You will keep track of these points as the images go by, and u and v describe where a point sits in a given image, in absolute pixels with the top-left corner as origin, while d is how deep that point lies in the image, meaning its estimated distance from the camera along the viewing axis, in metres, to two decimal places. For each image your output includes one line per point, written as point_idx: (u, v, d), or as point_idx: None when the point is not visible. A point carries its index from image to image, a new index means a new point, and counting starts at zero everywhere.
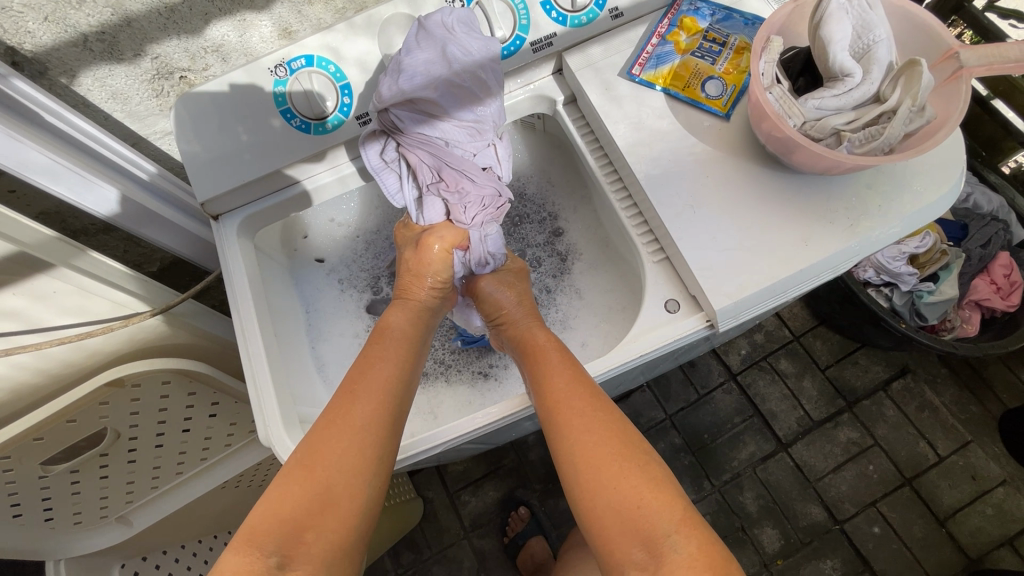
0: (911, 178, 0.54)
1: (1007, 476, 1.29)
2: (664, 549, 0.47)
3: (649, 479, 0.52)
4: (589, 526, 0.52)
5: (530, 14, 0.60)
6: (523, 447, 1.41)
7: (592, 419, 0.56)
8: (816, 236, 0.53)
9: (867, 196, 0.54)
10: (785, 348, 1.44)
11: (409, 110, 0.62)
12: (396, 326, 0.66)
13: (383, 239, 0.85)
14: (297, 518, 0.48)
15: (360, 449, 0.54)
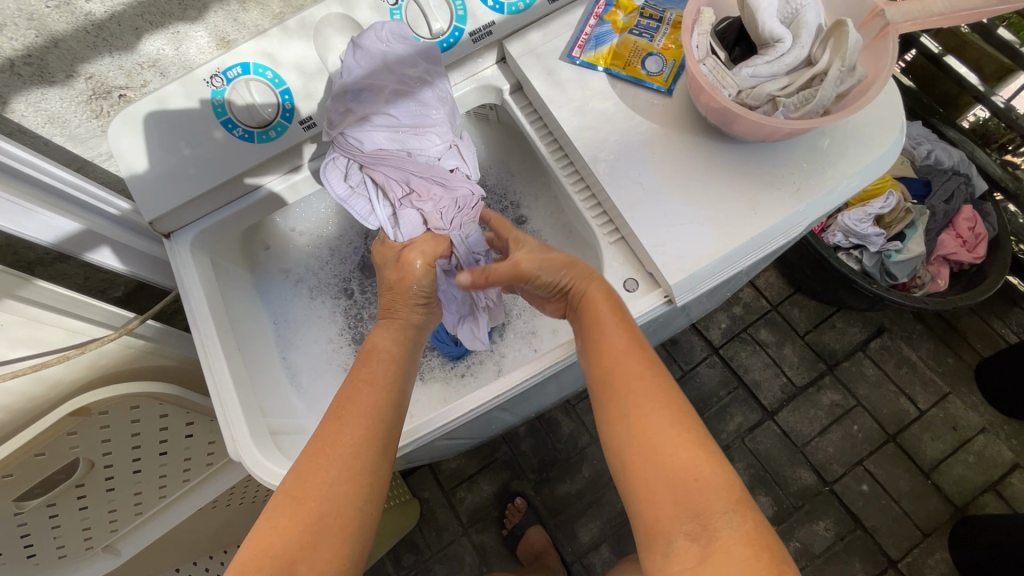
0: (851, 139, 0.54)
1: (986, 423, 1.33)
2: (716, 524, 0.44)
3: (700, 449, 0.48)
4: (636, 507, 0.48)
5: (466, 5, 0.60)
6: (514, 439, 1.41)
7: (644, 382, 0.52)
8: (763, 204, 0.54)
9: (809, 161, 0.54)
10: (764, 318, 1.45)
11: (364, 128, 0.62)
12: (382, 347, 0.62)
13: (347, 244, 0.83)
14: (285, 553, 0.45)
15: (352, 473, 0.51)
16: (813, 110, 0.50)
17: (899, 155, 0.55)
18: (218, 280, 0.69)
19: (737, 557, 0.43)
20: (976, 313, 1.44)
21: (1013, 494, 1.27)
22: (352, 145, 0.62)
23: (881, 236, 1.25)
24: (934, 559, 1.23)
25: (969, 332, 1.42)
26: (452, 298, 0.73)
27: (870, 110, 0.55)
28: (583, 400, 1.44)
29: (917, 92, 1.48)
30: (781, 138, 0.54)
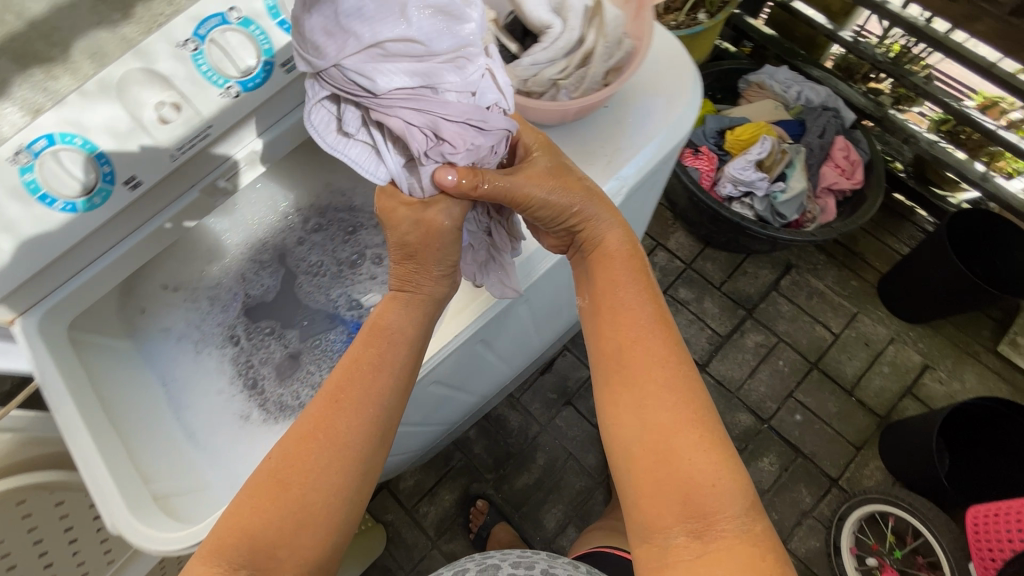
0: (648, 109, 0.62)
1: (894, 333, 1.42)
2: (720, 525, 0.48)
3: (715, 454, 0.50)
4: (635, 485, 0.51)
5: (270, 38, 0.62)
6: (466, 444, 1.42)
7: (669, 370, 0.54)
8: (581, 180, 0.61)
9: (614, 133, 0.61)
10: (681, 277, 1.51)
11: (376, 55, 0.48)
12: (395, 325, 0.61)
13: (226, 290, 0.82)
14: (262, 534, 0.50)
15: (341, 468, 0.53)
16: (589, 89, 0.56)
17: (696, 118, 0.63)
18: (82, 357, 0.67)
19: (740, 555, 0.46)
20: (869, 234, 1.56)
21: (927, 393, 1.36)
22: (357, 84, 0.49)
23: (764, 179, 1.32)
24: (870, 469, 1.31)
25: (866, 252, 1.53)
26: (473, 251, 0.67)
27: (658, 80, 0.63)
28: (526, 391, 1.46)
29: (779, 39, 1.57)
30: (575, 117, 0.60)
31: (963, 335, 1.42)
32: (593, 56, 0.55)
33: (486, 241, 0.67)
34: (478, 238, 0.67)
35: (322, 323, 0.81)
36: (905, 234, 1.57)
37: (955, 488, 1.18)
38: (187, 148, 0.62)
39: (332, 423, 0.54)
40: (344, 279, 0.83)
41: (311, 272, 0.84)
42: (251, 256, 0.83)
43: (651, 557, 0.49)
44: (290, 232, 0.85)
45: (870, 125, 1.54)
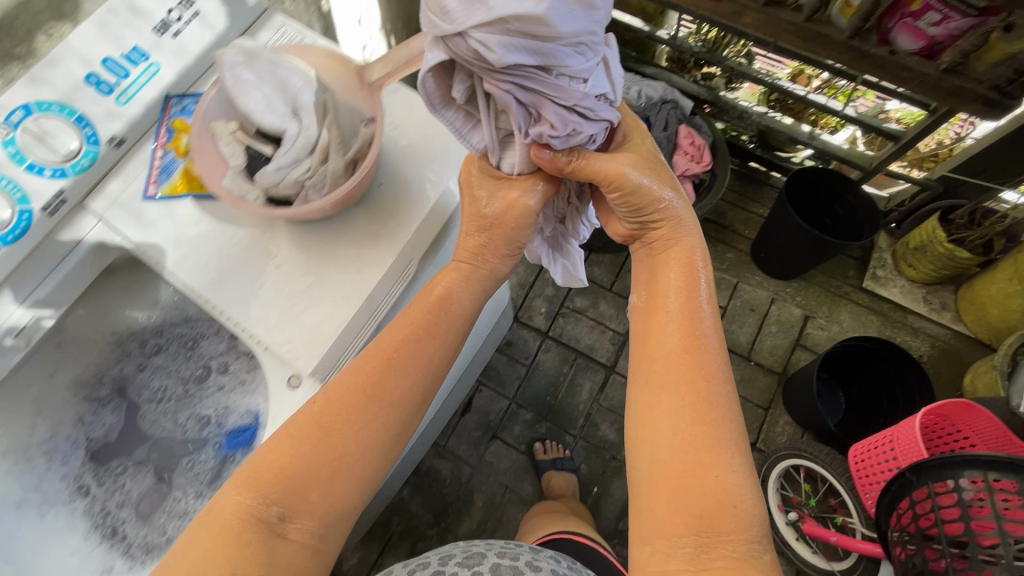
0: (420, 178, 0.62)
1: (773, 294, 1.52)
2: (731, 548, 0.50)
3: (737, 475, 0.52)
4: (657, 469, 0.54)
5: (19, 185, 0.58)
6: (400, 504, 1.39)
7: (716, 379, 0.57)
8: (368, 262, 0.59)
9: (394, 210, 0.61)
10: (574, 287, 1.56)
11: (501, 33, 0.47)
12: (453, 295, 0.63)
13: (64, 438, 0.76)
14: (301, 476, 0.53)
15: (377, 436, 0.56)
16: (337, 182, 0.55)
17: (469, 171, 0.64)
18: None
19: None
20: (734, 206, 1.67)
21: (813, 341, 1.47)
22: (474, 59, 0.49)
23: None
24: (781, 425, 1.38)
25: (734, 224, 1.63)
26: (546, 239, 0.82)
27: (428, 147, 0.63)
28: (451, 436, 1.45)
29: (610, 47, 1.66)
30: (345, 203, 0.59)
31: (833, 280, 1.54)
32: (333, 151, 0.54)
33: (560, 229, 0.81)
34: (554, 225, 0.81)
35: (178, 448, 0.78)
36: (766, 198, 1.70)
37: (844, 433, 1.28)
38: None
39: (382, 382, 0.57)
40: (191, 397, 0.79)
41: (155, 398, 0.80)
42: (85, 396, 0.78)
43: (650, 556, 0.52)
44: (126, 359, 0.80)
45: (710, 108, 1.66)
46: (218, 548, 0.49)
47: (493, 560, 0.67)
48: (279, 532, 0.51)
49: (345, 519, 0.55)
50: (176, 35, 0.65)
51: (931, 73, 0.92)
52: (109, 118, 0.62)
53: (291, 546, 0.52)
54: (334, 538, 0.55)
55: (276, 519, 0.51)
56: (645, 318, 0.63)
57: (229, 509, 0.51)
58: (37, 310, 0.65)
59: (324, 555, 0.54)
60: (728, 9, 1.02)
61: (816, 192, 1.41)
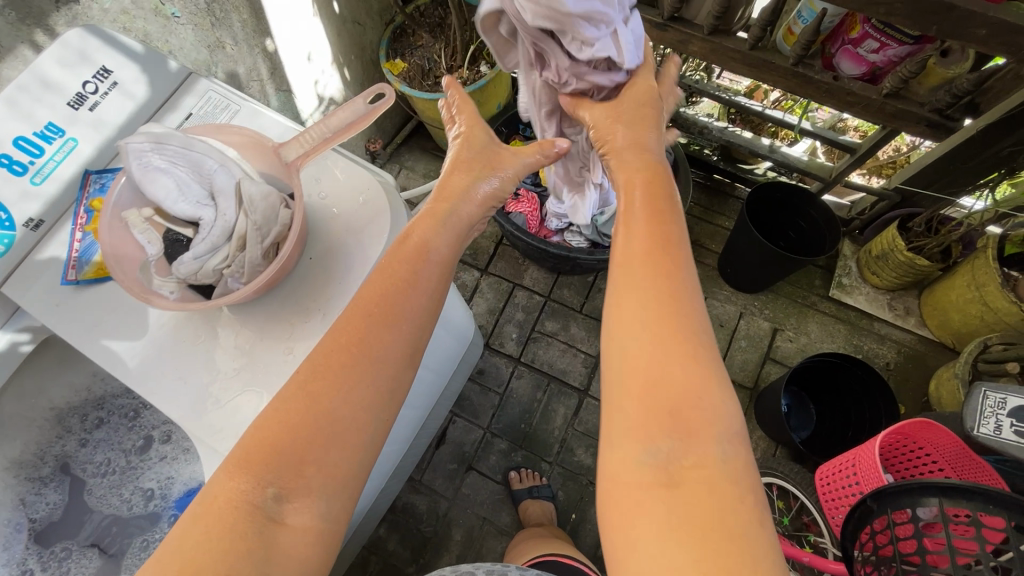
0: (351, 250, 0.60)
1: (741, 308, 1.53)
2: (704, 448, 0.51)
3: (704, 374, 0.54)
4: (625, 371, 0.56)
5: None
6: (377, 544, 1.37)
7: (683, 283, 0.60)
8: (298, 343, 0.57)
9: (325, 286, 0.59)
10: (544, 311, 1.55)
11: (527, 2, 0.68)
12: (432, 245, 0.61)
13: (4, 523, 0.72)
14: (296, 448, 0.50)
15: (367, 387, 0.53)
16: (256, 269, 0.54)
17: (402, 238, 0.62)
18: None
19: (717, 476, 0.50)
20: (700, 221, 1.68)
21: (782, 354, 1.48)
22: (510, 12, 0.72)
23: None
24: (755, 440, 1.38)
25: (701, 238, 1.64)
26: None
27: (360, 217, 0.61)
28: (426, 470, 1.43)
29: None
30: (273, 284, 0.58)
31: (799, 290, 1.55)
32: (247, 240, 0.53)
33: None
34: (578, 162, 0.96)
35: (127, 526, 0.77)
36: (731, 210, 1.70)
37: (810, 449, 1.27)
38: None
39: (367, 340, 0.54)
40: (134, 470, 0.79)
41: (99, 472, 0.79)
42: (24, 476, 0.75)
43: (619, 462, 0.53)
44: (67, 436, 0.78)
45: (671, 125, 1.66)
46: (213, 542, 0.46)
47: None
48: (275, 516, 0.48)
49: (345, 492, 0.52)
50: (93, 108, 0.62)
51: (874, 98, 0.91)
52: (24, 198, 0.59)
53: (290, 531, 0.48)
54: (339, 518, 0.51)
55: (272, 502, 0.48)
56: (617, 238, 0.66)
57: (224, 496, 0.48)
58: (18, 334, 0.63)
59: (325, 540, 0.50)
60: (675, 38, 1.01)
61: (774, 206, 1.44)
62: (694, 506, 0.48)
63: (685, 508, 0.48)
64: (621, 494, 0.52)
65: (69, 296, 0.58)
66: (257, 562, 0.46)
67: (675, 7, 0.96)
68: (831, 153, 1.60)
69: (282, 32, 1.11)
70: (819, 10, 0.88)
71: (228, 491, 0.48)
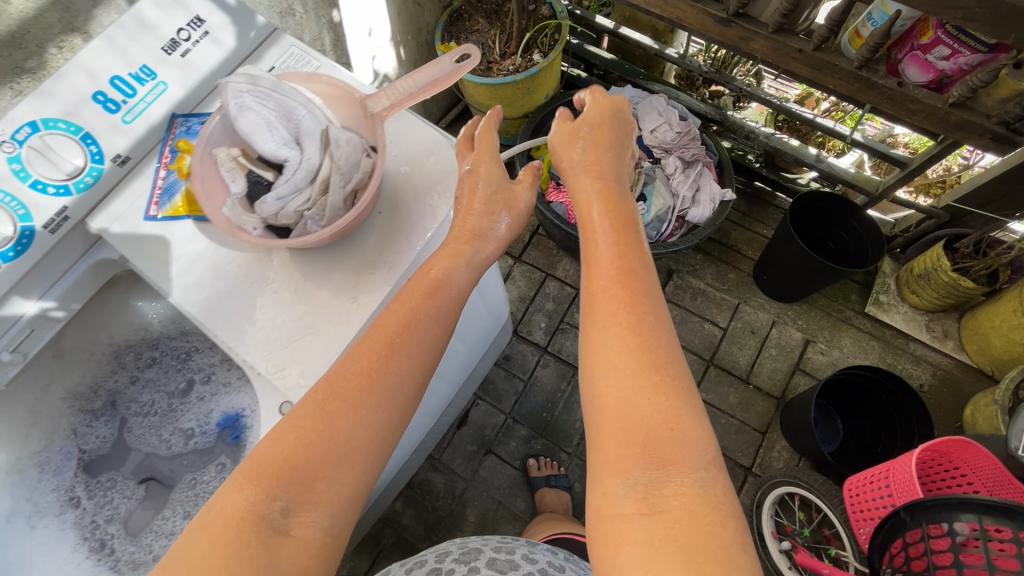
0: (418, 208, 0.62)
1: (774, 316, 1.51)
2: (682, 477, 0.52)
3: (675, 405, 0.54)
4: (598, 412, 0.57)
5: (23, 202, 0.58)
6: (393, 518, 1.38)
7: (645, 313, 0.61)
8: (363, 292, 0.59)
9: (391, 240, 0.61)
10: (575, 303, 1.56)
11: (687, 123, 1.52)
12: (452, 277, 0.59)
13: (57, 451, 0.76)
14: (309, 464, 0.50)
15: (381, 409, 0.54)
16: (335, 213, 0.57)
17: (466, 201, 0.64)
18: None
19: (703, 510, 0.50)
20: (737, 226, 1.67)
21: (813, 366, 1.45)
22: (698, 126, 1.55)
23: None
24: (778, 450, 1.37)
25: (738, 244, 1.63)
26: None
27: (430, 177, 0.64)
28: (446, 449, 1.44)
29: (619, 63, 1.64)
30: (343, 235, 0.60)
31: (834, 304, 1.53)
32: (331, 182, 0.55)
33: None
34: None
35: (179, 463, 0.78)
36: (770, 218, 1.69)
37: (838, 461, 1.26)
38: None
39: (388, 363, 0.54)
40: (175, 412, 0.80)
41: (142, 412, 0.80)
42: (79, 407, 0.77)
43: (604, 501, 0.53)
44: (120, 373, 0.80)
45: (715, 127, 1.64)
46: (224, 551, 0.45)
47: (488, 553, 0.86)
48: (282, 529, 0.47)
49: (350, 510, 0.52)
50: (184, 54, 0.65)
51: (939, 106, 0.90)
52: (112, 133, 0.61)
53: (295, 544, 0.48)
54: (341, 530, 0.51)
55: (279, 516, 0.47)
56: (584, 271, 0.67)
57: (231, 507, 0.47)
58: (49, 305, 0.64)
59: (328, 552, 0.50)
60: (737, 35, 1.01)
61: (818, 217, 1.42)
62: (674, 532, 0.49)
63: (668, 535, 0.49)
64: (606, 529, 0.52)
65: (150, 229, 0.61)
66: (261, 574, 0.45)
67: (741, 4, 0.95)
68: (879, 168, 1.57)
69: (348, 5, 1.13)
70: (893, 12, 0.86)
71: (236, 502, 0.47)
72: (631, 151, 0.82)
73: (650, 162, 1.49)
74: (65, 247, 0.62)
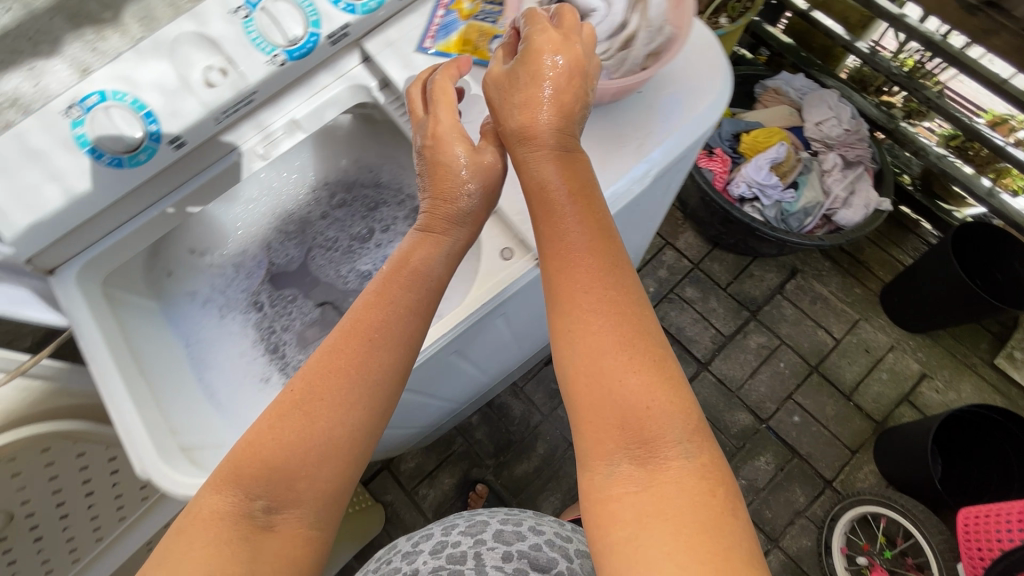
0: (677, 95, 0.63)
1: (894, 341, 1.45)
2: (665, 455, 0.46)
3: (654, 381, 0.47)
4: (575, 406, 0.49)
5: (317, 9, 0.63)
6: (467, 430, 1.44)
7: (606, 286, 0.51)
8: (610, 161, 0.61)
9: (645, 118, 0.62)
10: (688, 277, 1.53)
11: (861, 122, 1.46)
12: (422, 262, 0.58)
13: (251, 258, 0.84)
14: (286, 464, 0.47)
15: (360, 403, 0.50)
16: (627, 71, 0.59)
17: (724, 106, 0.63)
18: (118, 313, 0.70)
19: (689, 481, 0.45)
20: (873, 244, 1.58)
21: (924, 402, 1.39)
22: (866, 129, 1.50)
23: (777, 186, 1.37)
24: (864, 472, 1.34)
25: (870, 262, 1.55)
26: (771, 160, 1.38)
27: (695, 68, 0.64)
28: (530, 380, 1.48)
29: (796, 49, 1.58)
30: (612, 101, 0.62)
31: (961, 347, 1.45)
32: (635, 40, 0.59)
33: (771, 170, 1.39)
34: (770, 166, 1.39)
35: (352, 297, 0.84)
36: (910, 247, 1.58)
37: (948, 492, 1.20)
38: (230, 112, 0.64)
39: (367, 356, 0.52)
40: (354, 253, 0.86)
41: (326, 245, 0.86)
42: (276, 226, 0.85)
43: (593, 487, 0.47)
44: (315, 205, 0.86)
45: (882, 137, 1.56)
46: (211, 550, 0.44)
47: (495, 526, 0.81)
48: (265, 525, 0.46)
49: (337, 503, 0.50)
50: None
51: None
52: None
53: (280, 539, 0.47)
54: (329, 523, 0.50)
55: (261, 513, 0.46)
56: (542, 244, 0.55)
57: (210, 509, 0.46)
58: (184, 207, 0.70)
59: (318, 544, 0.49)
60: (981, 26, 1.01)
61: (981, 247, 1.35)
62: (663, 508, 0.44)
63: (657, 511, 0.44)
64: (595, 514, 0.46)
65: (425, 62, 0.68)
66: (245, 563, 0.45)
67: None
68: None
69: None
70: None
71: (214, 504, 0.46)
72: (584, 92, 0.57)
73: (808, 154, 1.43)
74: (334, 59, 0.69)
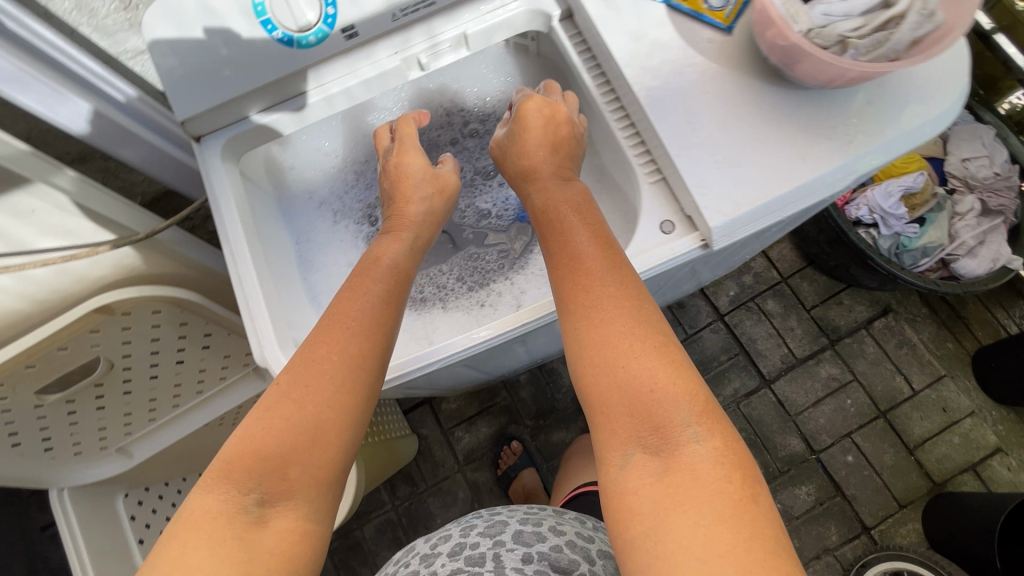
0: (906, 96, 0.56)
1: (976, 407, 1.36)
2: (679, 440, 0.43)
3: (657, 367, 0.46)
4: (589, 404, 0.48)
5: None
6: (514, 386, 1.44)
7: (607, 283, 0.52)
8: (813, 152, 0.56)
9: (863, 115, 0.56)
10: (773, 289, 1.46)
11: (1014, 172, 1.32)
12: (391, 258, 0.63)
13: (373, 170, 0.81)
14: (278, 448, 0.46)
15: (346, 383, 0.50)
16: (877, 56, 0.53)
17: (955, 117, 0.56)
18: (248, 196, 0.70)
19: (704, 468, 0.41)
20: (980, 301, 1.46)
21: (990, 475, 1.32)
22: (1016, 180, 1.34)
23: (902, 217, 1.27)
24: (906, 529, 1.29)
25: (972, 320, 1.44)
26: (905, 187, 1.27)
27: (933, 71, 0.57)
28: None
29: None
30: (836, 87, 0.56)
31: None
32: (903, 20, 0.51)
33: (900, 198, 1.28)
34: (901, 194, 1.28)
35: (464, 230, 0.83)
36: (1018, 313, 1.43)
37: None
38: (408, 12, 0.62)
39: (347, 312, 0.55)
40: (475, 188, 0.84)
41: None
42: None
43: (609, 483, 0.44)
44: (447, 129, 0.82)
45: None
46: (212, 549, 0.40)
47: (514, 526, 0.73)
48: (260, 519, 0.43)
49: (332, 493, 0.47)
50: None
51: None
52: None
53: (274, 533, 0.43)
54: (325, 518, 0.47)
55: (255, 505, 0.43)
56: (551, 259, 0.56)
57: (205, 506, 0.42)
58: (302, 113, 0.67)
59: (315, 545, 0.45)
60: None
61: None
62: (678, 495, 0.40)
63: (671, 499, 0.41)
64: (615, 510, 0.43)
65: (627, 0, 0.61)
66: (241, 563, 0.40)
67: None
68: None
69: None
70: None
71: (209, 504, 0.42)
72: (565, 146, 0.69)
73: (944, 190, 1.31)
74: None
